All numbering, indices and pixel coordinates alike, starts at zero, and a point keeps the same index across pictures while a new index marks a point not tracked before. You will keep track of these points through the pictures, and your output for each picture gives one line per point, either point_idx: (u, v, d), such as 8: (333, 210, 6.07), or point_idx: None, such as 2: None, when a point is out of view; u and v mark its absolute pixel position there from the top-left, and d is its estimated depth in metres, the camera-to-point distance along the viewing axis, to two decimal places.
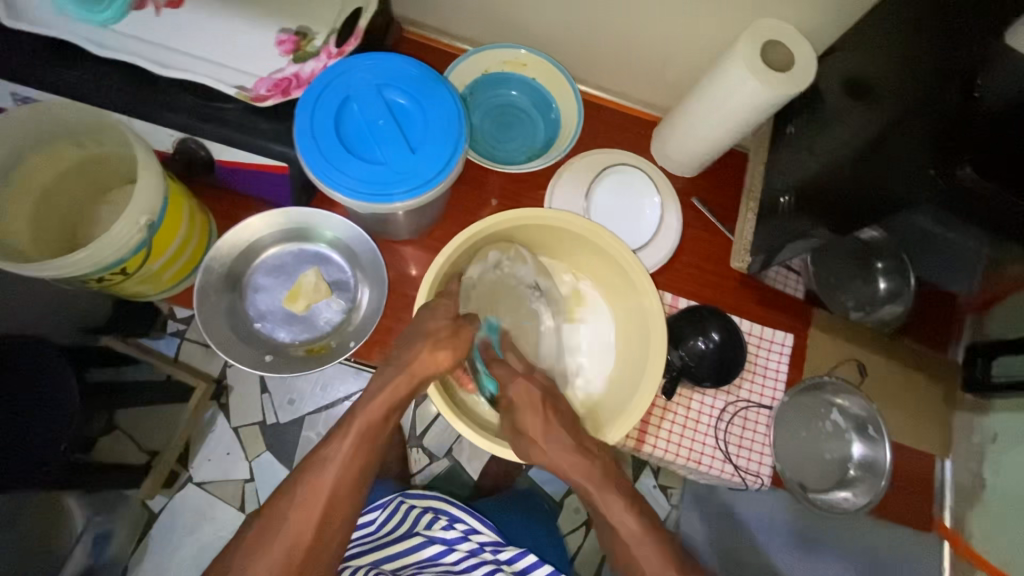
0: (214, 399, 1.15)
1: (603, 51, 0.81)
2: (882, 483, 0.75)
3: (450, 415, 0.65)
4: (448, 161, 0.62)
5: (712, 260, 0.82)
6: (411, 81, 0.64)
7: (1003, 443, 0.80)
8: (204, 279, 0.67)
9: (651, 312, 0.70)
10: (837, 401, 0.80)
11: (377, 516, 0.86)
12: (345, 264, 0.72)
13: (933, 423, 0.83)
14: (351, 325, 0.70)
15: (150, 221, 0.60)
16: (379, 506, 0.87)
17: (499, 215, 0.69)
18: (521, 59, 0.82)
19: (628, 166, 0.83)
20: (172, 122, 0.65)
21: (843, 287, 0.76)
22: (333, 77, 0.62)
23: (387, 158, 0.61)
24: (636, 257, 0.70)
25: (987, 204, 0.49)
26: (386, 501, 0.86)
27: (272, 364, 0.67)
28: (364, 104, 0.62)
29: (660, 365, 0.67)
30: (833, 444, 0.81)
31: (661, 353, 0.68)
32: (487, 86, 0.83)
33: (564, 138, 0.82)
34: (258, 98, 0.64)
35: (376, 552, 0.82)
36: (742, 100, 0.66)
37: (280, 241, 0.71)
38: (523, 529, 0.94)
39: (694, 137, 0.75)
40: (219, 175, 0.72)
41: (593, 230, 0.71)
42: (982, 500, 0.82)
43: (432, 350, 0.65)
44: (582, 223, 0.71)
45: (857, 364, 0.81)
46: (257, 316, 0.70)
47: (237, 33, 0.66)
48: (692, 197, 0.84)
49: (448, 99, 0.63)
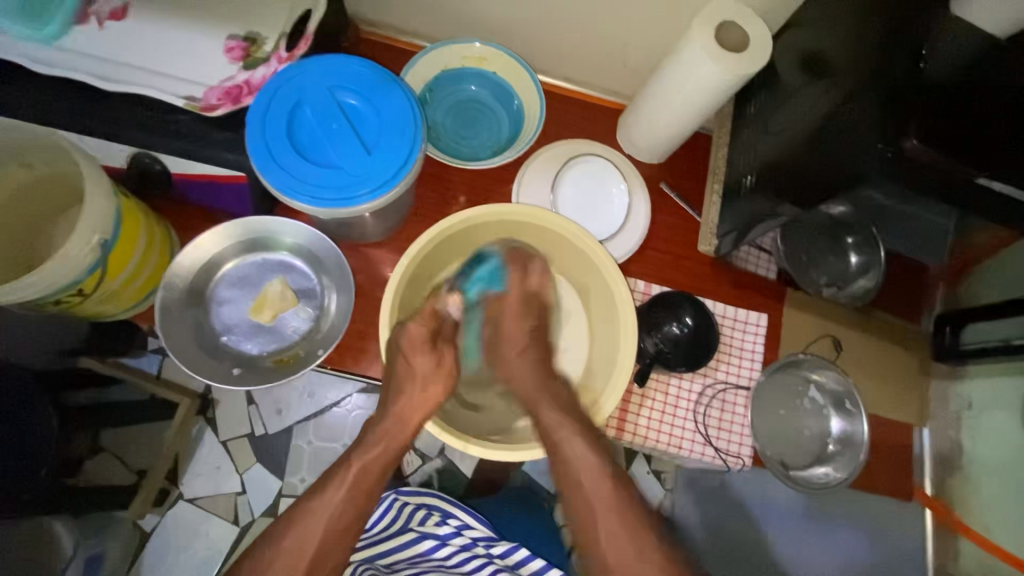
0: (199, 413, 1.16)
1: (562, 41, 0.80)
2: (861, 456, 0.76)
3: (465, 446, 0.64)
4: (406, 161, 0.61)
5: (682, 245, 0.82)
6: (363, 82, 0.62)
7: (979, 408, 0.82)
8: (165, 297, 0.65)
9: (626, 331, 0.69)
10: (813, 377, 0.81)
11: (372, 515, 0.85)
12: (309, 271, 0.71)
13: (912, 394, 0.83)
14: (320, 333, 0.70)
15: (104, 239, 0.59)
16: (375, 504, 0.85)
17: (483, 209, 0.69)
18: (479, 53, 0.81)
19: (594, 156, 0.83)
20: (124, 138, 0.64)
21: (816, 262, 0.80)
22: (283, 83, 0.61)
23: (343, 161, 0.60)
24: (626, 280, 0.70)
25: (938, 174, 0.47)
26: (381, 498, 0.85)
27: (241, 377, 0.67)
28: (317, 108, 0.61)
29: (620, 389, 0.67)
30: (812, 421, 0.81)
31: (625, 377, 0.67)
32: (448, 83, 0.82)
33: (528, 130, 0.81)
34: (208, 108, 0.63)
35: (373, 549, 0.81)
36: (700, 81, 0.65)
37: (241, 253, 0.70)
38: (524, 529, 0.91)
39: (657, 122, 0.75)
40: (178, 189, 0.71)
41: (592, 246, 0.71)
42: (961, 467, 0.84)
43: (420, 383, 0.66)
44: (570, 226, 0.70)
45: (832, 340, 0.82)
46: (223, 329, 0.69)
47: (183, 42, 0.65)
48: (661, 183, 0.84)
49: (402, 99, 0.62)
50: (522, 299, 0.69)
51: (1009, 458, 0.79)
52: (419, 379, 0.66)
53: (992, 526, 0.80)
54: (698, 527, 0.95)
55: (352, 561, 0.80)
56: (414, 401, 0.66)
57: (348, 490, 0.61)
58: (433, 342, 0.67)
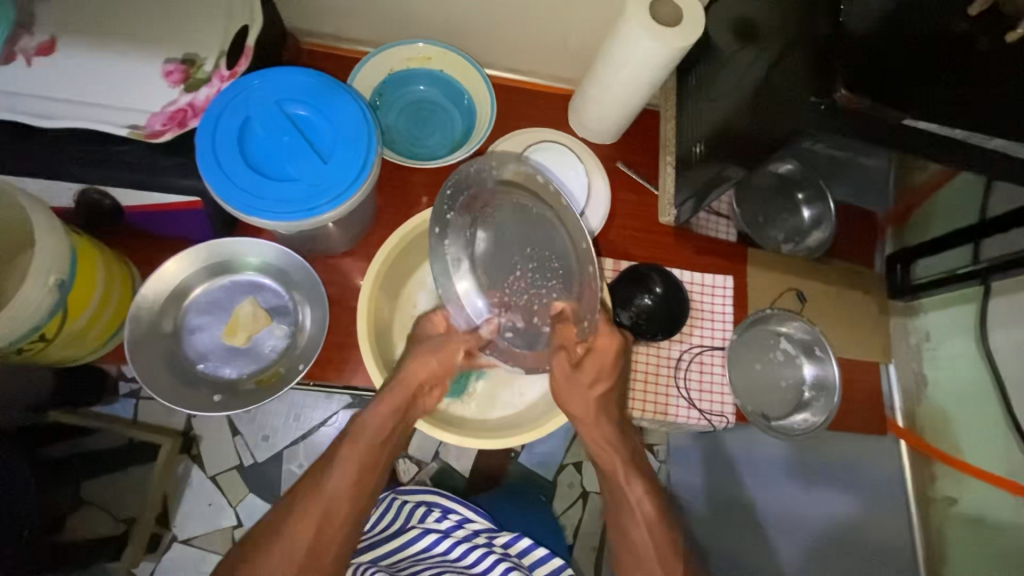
0: (183, 451, 1.10)
1: (504, 34, 0.81)
2: (835, 398, 0.79)
3: (430, 429, 0.67)
4: (364, 166, 0.61)
5: (643, 219, 0.85)
6: (310, 91, 0.62)
7: (936, 338, 0.88)
8: (133, 330, 0.64)
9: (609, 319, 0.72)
10: (782, 329, 0.84)
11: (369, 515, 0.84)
12: (279, 288, 0.70)
13: (874, 333, 0.88)
14: (298, 348, 0.69)
15: (60, 280, 0.57)
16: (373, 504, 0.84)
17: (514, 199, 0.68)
18: (423, 53, 0.81)
19: (548, 142, 0.84)
20: (70, 175, 0.62)
21: (771, 221, 0.87)
22: (228, 100, 0.60)
23: (300, 173, 0.60)
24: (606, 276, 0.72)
25: (867, 122, 0.49)
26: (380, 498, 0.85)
27: (222, 403, 0.65)
28: (266, 123, 0.61)
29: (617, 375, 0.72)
30: (787, 370, 0.85)
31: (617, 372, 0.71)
32: (395, 86, 0.82)
33: (482, 123, 0.82)
34: (153, 134, 0.61)
35: (372, 549, 0.80)
36: (640, 59, 0.67)
37: (208, 277, 0.69)
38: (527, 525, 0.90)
39: (606, 102, 0.77)
40: (133, 221, 0.70)
41: None
42: (927, 396, 0.89)
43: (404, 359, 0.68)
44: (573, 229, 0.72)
45: (795, 292, 0.85)
46: (198, 356, 0.67)
47: (116, 70, 0.63)
48: (617, 162, 0.86)
49: (352, 104, 0.62)
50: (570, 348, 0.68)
51: (969, 382, 0.84)
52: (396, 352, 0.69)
53: (961, 447, 0.85)
54: (700, 493, 1.01)
55: (356, 561, 0.77)
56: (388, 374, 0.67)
57: (351, 453, 0.67)
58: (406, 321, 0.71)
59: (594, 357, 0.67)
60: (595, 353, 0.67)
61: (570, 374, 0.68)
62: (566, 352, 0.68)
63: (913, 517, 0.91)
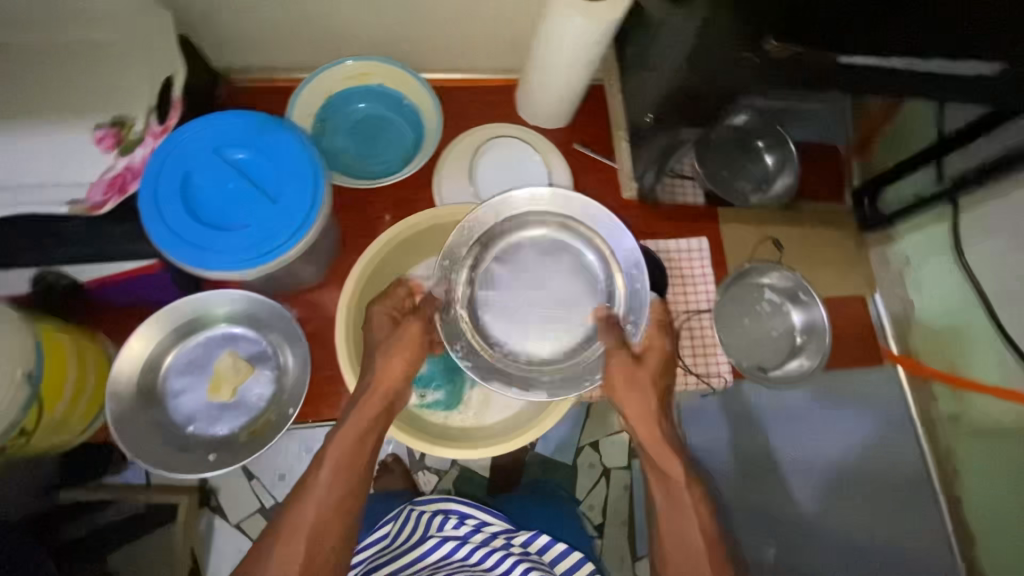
0: (203, 504, 0.97)
1: (434, 37, 0.79)
2: (827, 340, 0.80)
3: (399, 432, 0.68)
4: (314, 199, 0.59)
5: (608, 197, 0.84)
6: (245, 133, 0.60)
7: (915, 262, 0.88)
8: (115, 407, 0.62)
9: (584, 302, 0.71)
10: (763, 281, 0.84)
11: (390, 529, 0.84)
12: (256, 336, 0.69)
13: (853, 267, 0.89)
14: (285, 392, 0.68)
15: (29, 372, 0.57)
16: (391, 519, 0.85)
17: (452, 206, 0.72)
18: (358, 69, 0.79)
19: (498, 137, 0.83)
20: (20, 259, 0.61)
21: (736, 171, 0.84)
22: (164, 158, 0.59)
23: (251, 219, 0.58)
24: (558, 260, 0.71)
25: None
26: (397, 512, 0.85)
27: (218, 461, 0.65)
28: (208, 174, 0.59)
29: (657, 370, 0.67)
30: (776, 321, 0.84)
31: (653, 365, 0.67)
32: (337, 108, 0.81)
33: (430, 130, 0.80)
34: (95, 206, 0.60)
35: (393, 563, 0.80)
36: (576, 38, 0.66)
37: (180, 338, 0.68)
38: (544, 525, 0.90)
39: (550, 88, 0.76)
40: (96, 295, 0.69)
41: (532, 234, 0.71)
42: (916, 320, 0.89)
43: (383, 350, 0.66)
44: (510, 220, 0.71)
45: (773, 241, 0.86)
46: (186, 420, 0.66)
47: (46, 148, 0.61)
48: (573, 145, 0.85)
49: (290, 137, 0.60)
50: (628, 350, 0.66)
51: None
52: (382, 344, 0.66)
53: (956, 364, 0.83)
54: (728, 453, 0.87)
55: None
56: (380, 368, 0.65)
57: (335, 472, 0.62)
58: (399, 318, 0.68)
59: (651, 356, 0.67)
60: (650, 353, 0.68)
61: (630, 374, 0.65)
62: (621, 353, 0.65)
63: (921, 438, 0.88)
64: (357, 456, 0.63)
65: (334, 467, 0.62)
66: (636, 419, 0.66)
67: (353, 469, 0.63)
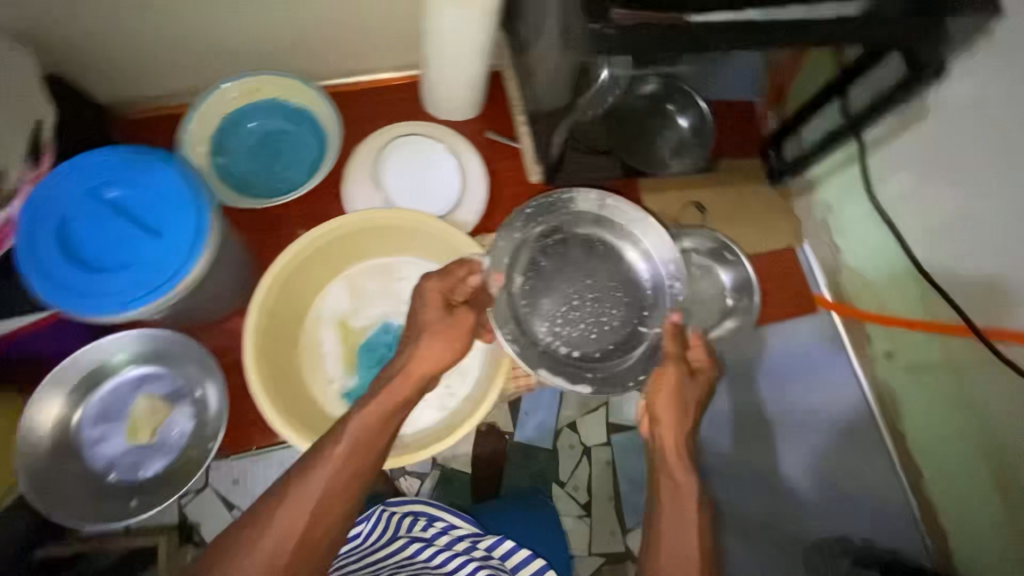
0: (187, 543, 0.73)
1: (319, 44, 0.78)
2: (756, 297, 0.80)
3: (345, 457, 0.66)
4: (200, 227, 0.57)
5: (521, 182, 0.84)
6: (120, 169, 0.58)
7: (835, 206, 0.88)
8: (28, 467, 0.61)
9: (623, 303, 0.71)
10: (687, 246, 0.84)
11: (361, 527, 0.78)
12: (169, 374, 0.68)
13: (778, 220, 0.89)
14: (207, 425, 0.67)
15: None
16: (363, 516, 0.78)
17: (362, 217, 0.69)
18: (249, 85, 0.77)
19: (401, 136, 0.80)
20: None
21: (648, 139, 0.82)
22: (36, 207, 0.57)
23: (137, 257, 0.57)
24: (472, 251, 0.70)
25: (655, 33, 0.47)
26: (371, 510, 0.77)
27: (141, 506, 0.63)
28: (86, 217, 0.57)
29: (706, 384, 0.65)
30: (706, 282, 0.84)
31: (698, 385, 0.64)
32: (233, 128, 0.78)
33: (330, 138, 0.78)
34: None
35: (358, 563, 0.73)
36: (455, 28, 0.65)
37: (92, 388, 0.66)
38: (519, 517, 0.80)
39: (445, 81, 0.75)
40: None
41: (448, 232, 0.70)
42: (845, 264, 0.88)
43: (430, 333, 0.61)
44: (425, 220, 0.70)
45: (696, 205, 0.87)
46: (105, 470, 0.65)
47: None
48: (484, 134, 0.85)
49: (166, 167, 0.58)
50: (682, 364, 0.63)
51: None
52: (426, 328, 0.61)
53: (884, 304, 0.82)
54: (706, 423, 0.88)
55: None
56: (418, 356, 0.60)
57: (350, 451, 0.55)
58: (449, 305, 0.63)
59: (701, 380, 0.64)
60: (696, 384, 0.63)
61: (676, 387, 0.61)
62: (679, 363, 0.63)
63: (860, 376, 0.88)
64: (376, 441, 0.57)
65: (347, 447, 0.55)
66: (671, 432, 0.61)
67: (364, 461, 0.56)
